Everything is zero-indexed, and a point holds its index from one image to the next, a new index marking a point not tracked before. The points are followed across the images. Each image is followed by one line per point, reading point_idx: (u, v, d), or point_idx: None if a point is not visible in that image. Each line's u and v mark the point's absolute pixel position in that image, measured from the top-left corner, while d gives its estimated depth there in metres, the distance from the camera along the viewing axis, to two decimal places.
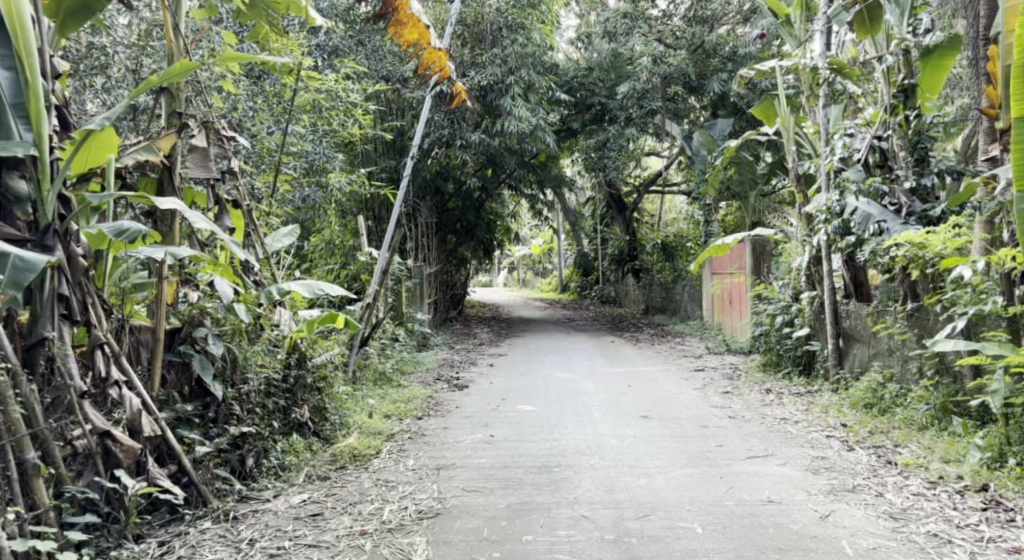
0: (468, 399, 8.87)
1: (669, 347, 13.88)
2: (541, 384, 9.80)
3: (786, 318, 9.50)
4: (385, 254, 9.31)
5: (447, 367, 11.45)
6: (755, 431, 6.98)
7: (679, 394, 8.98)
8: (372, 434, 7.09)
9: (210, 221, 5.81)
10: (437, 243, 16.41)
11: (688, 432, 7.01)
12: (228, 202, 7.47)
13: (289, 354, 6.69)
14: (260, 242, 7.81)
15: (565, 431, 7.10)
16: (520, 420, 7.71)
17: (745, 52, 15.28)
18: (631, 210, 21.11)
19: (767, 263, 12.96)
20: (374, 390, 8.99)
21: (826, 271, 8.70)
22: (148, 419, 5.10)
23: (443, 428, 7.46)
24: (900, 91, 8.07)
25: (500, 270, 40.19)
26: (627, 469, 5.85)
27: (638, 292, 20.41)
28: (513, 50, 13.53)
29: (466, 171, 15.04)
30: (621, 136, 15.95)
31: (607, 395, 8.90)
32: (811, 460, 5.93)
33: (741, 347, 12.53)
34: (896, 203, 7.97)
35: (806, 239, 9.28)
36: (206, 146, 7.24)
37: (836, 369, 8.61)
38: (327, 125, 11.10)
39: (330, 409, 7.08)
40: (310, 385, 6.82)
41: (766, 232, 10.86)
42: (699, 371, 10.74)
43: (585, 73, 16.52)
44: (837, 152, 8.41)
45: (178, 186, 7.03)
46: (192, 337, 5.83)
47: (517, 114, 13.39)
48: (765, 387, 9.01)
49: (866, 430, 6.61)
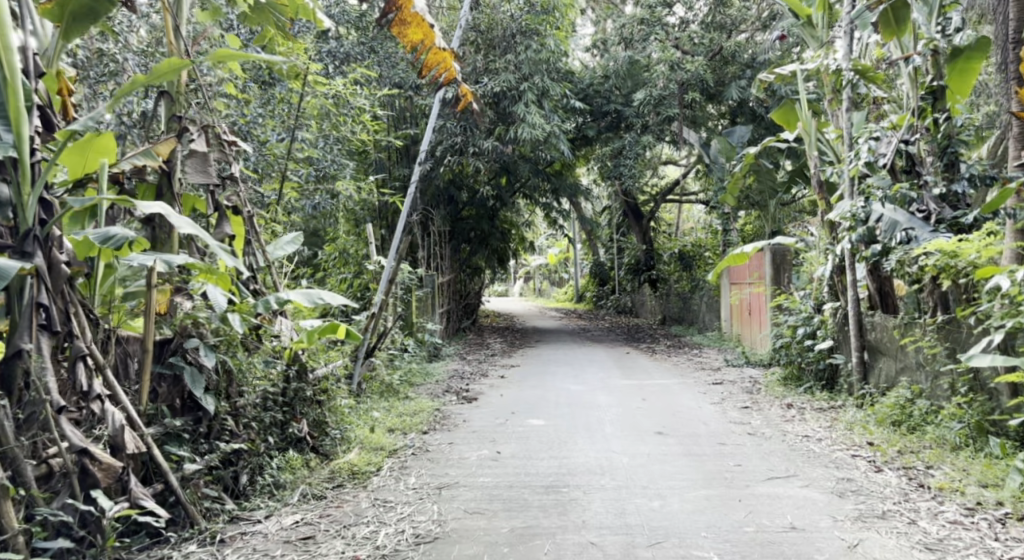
0: (478, 413, 8.58)
1: (685, 359, 13.54)
2: (554, 396, 9.50)
3: (808, 330, 9.17)
4: (392, 262, 8.99)
5: (458, 378, 11.17)
6: (776, 449, 6.65)
7: (696, 408, 8.65)
8: (374, 449, 6.81)
9: (203, 228, 5.51)
10: (450, 252, 16.15)
11: (705, 449, 6.68)
12: (227, 209, 7.20)
13: (288, 364, 6.41)
14: (261, 250, 7.53)
15: (576, 447, 6.79)
16: (529, 435, 7.40)
17: (765, 59, 14.91)
18: (648, 219, 20.79)
19: (787, 272, 12.62)
20: (380, 403, 8.71)
21: (850, 281, 8.35)
22: (131, 435, 4.78)
23: (449, 443, 7.16)
24: (928, 94, 7.87)
25: (516, 279, 39.89)
26: (640, 490, 5.52)
27: (656, 302, 20.07)
28: (527, 56, 13.27)
29: (479, 179, 14.78)
30: (637, 143, 15.67)
31: (621, 409, 8.59)
32: (835, 481, 5.59)
33: (760, 359, 12.18)
34: (924, 210, 7.64)
35: (829, 247, 8.95)
36: (206, 151, 6.93)
37: (861, 384, 8.26)
38: (336, 132, 10.85)
39: (331, 423, 6.79)
40: (310, 398, 6.53)
41: (786, 241, 10.52)
42: (717, 383, 10.41)
43: (601, 80, 16.22)
44: (862, 157, 8.00)
45: (176, 192, 6.86)
46: (183, 348, 5.54)
47: (531, 122, 13.11)
48: (786, 402, 8.68)
49: (895, 450, 6.26)
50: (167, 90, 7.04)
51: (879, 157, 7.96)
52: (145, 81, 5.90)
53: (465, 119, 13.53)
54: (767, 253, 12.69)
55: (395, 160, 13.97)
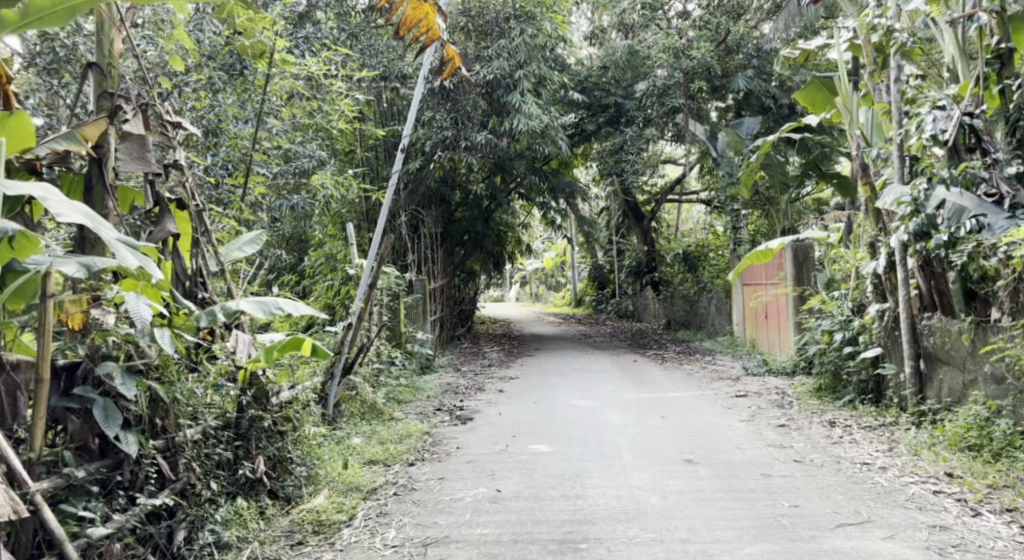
0: (473, 437, 7.43)
1: (699, 368, 12.37)
2: (558, 414, 8.36)
3: (847, 336, 8.07)
4: (372, 264, 7.72)
5: (451, 394, 10.01)
6: (833, 483, 5.51)
7: (725, 428, 7.52)
8: (348, 490, 5.64)
9: (98, 219, 4.30)
10: (443, 256, 14.95)
11: (747, 485, 5.58)
12: (170, 202, 6.06)
13: (244, 389, 5.46)
14: (212, 253, 6.35)
15: (592, 483, 5.67)
16: (533, 466, 6.25)
17: (772, 46, 13.79)
18: (649, 219, 19.65)
19: (811, 271, 11.44)
20: (359, 427, 7.56)
21: (900, 280, 7.17)
22: (6, 496, 3.67)
23: (439, 479, 6.01)
24: (995, 58, 6.72)
25: (513, 284, 38.58)
26: (681, 546, 4.56)
27: (659, 306, 18.93)
28: (522, 41, 12.11)
29: (472, 177, 13.66)
30: (640, 138, 14.46)
31: (637, 430, 7.45)
32: (925, 532, 4.60)
33: (784, 367, 11.03)
34: (995, 193, 6.45)
35: (874, 239, 7.79)
36: (142, 134, 5.85)
37: (917, 399, 7.11)
38: (311, 123, 9.67)
39: (295, 459, 5.66)
40: (268, 430, 5.47)
41: (816, 236, 9.40)
42: (742, 395, 9.28)
43: (600, 72, 15.01)
44: (925, 130, 6.70)
45: (109, 182, 5.77)
46: (95, 375, 4.34)
47: (527, 112, 11.94)
48: (827, 420, 7.58)
49: (986, 485, 5.13)
50: (97, 62, 5.96)
51: (941, 131, 6.63)
52: (13, 19, 4.57)
53: (455, 109, 12.27)
54: (789, 250, 11.52)
55: (384, 159, 12.58)
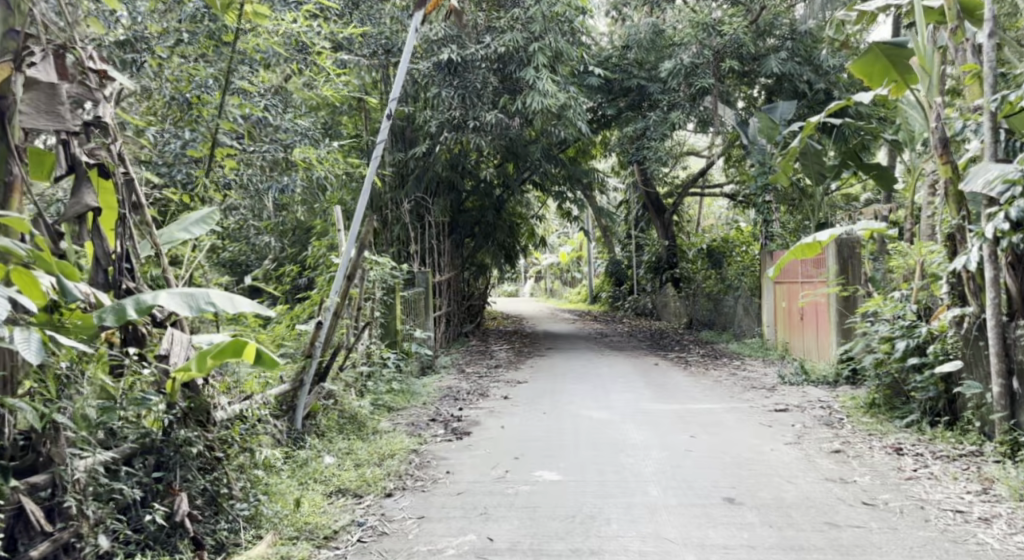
0: (467, 457, 6.21)
1: (728, 374, 11.06)
2: (570, 430, 7.12)
3: (914, 345, 6.77)
4: (353, 252, 6.43)
5: (449, 400, 8.77)
6: (926, 541, 4.36)
7: (769, 452, 6.27)
8: (302, 533, 4.47)
9: None
10: (450, 246, 13.65)
11: (812, 539, 4.41)
12: (89, 167, 4.84)
13: (171, 404, 4.29)
14: (148, 233, 5.09)
15: (608, 531, 4.52)
16: (538, 501, 5.06)
17: (810, 25, 12.39)
18: (671, 212, 18.31)
19: (858, 266, 10.03)
20: (333, 444, 6.35)
21: (989, 279, 5.90)
22: None
23: (418, 518, 4.81)
24: None
25: (526, 277, 36.98)
26: None
27: (679, 304, 17.60)
28: (537, 11, 10.78)
29: (479, 160, 12.40)
30: (664, 122, 13.00)
31: (665, 453, 6.21)
32: None
33: (825, 376, 9.72)
34: None
35: (957, 228, 6.41)
36: (52, 82, 4.69)
37: (1010, 424, 5.86)
38: (288, 94, 8.41)
39: (237, 494, 4.46)
40: (194, 461, 4.26)
41: (871, 229, 8.04)
42: (783, 408, 8.00)
43: (622, 51, 13.71)
44: None
45: (15, 142, 4.48)
46: None
47: (541, 89, 10.60)
48: (892, 444, 6.33)
49: None
50: None
51: None
52: None
53: (462, 85, 10.75)
54: (834, 244, 10.13)
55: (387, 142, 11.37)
